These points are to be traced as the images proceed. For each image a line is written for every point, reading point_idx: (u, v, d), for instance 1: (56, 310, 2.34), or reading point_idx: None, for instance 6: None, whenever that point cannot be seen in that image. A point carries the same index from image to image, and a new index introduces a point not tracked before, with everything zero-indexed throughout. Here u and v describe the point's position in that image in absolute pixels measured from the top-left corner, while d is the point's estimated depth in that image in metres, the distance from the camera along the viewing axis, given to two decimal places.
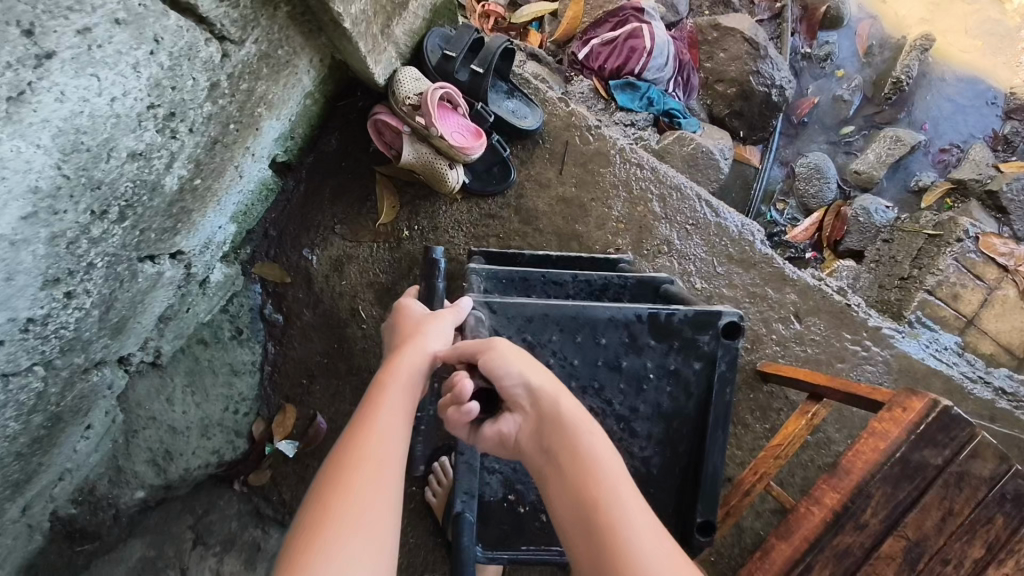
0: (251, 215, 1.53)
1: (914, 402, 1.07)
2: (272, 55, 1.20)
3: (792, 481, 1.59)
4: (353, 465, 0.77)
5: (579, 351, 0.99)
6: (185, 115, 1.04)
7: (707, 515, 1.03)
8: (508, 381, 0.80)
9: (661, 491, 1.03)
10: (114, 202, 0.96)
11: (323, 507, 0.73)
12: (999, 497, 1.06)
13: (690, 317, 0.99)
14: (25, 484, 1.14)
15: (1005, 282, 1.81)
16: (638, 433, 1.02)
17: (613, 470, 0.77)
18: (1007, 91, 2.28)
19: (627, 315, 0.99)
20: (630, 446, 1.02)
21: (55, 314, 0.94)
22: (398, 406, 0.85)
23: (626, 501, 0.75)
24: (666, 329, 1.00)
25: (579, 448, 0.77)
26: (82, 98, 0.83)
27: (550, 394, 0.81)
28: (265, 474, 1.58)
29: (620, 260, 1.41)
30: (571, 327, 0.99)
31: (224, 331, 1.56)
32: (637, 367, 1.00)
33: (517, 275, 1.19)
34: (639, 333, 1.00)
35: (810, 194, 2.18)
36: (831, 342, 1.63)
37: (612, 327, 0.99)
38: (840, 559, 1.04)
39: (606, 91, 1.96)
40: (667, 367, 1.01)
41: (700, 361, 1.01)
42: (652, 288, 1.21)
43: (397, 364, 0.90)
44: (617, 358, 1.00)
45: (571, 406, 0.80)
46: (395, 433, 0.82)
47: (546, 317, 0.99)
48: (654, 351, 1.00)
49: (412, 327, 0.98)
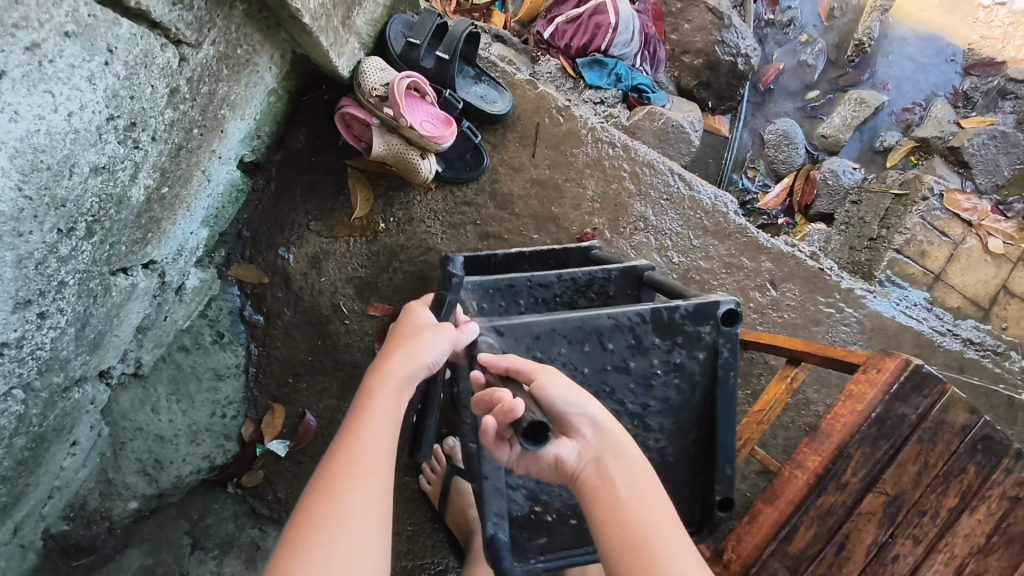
0: (222, 218, 1.50)
1: (888, 361, 1.12)
2: (231, 55, 1.17)
3: (775, 442, 1.65)
4: (336, 473, 0.77)
5: (588, 361, 1.01)
6: (146, 124, 1.01)
7: (726, 493, 1.10)
8: (572, 405, 0.77)
9: (675, 460, 1.09)
10: (80, 218, 0.94)
11: (305, 515, 0.74)
12: (970, 447, 1.12)
13: (692, 309, 1.02)
14: (14, 506, 1.13)
15: (971, 236, 1.89)
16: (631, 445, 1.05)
17: (669, 517, 0.75)
18: (965, 47, 2.29)
19: (632, 317, 1.01)
20: (649, 428, 1.06)
21: (29, 336, 0.93)
22: (385, 417, 0.84)
23: (676, 536, 0.74)
24: (669, 327, 1.03)
25: (634, 479, 0.76)
26: (37, 116, 0.80)
27: (610, 431, 0.78)
28: (257, 475, 1.60)
29: (592, 248, 1.42)
30: (578, 337, 1.00)
31: (205, 336, 1.53)
32: (644, 368, 1.03)
33: (502, 283, 1.17)
34: (644, 332, 1.02)
35: (780, 159, 2.20)
36: (806, 306, 1.67)
37: (618, 332, 1.01)
38: (824, 518, 1.08)
39: (573, 69, 1.95)
40: (672, 362, 1.04)
41: (703, 351, 1.04)
42: (634, 276, 1.22)
43: (390, 377, 0.87)
44: (625, 361, 1.02)
45: (630, 447, 0.78)
46: (378, 442, 0.81)
47: (553, 333, 0.99)
48: (657, 350, 1.03)
49: (411, 334, 0.94)
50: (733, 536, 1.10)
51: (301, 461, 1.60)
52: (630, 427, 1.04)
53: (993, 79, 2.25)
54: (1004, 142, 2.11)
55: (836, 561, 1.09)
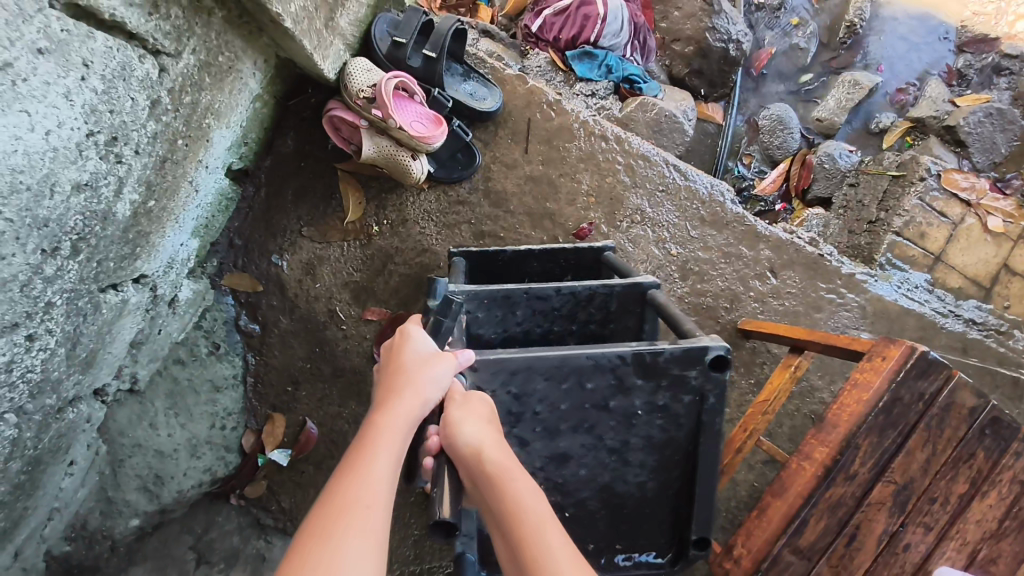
0: (213, 227, 1.48)
1: (893, 349, 1.10)
2: (213, 63, 1.15)
3: (781, 431, 1.63)
4: (338, 507, 0.77)
5: (565, 398, 1.00)
6: (128, 137, 0.99)
7: (702, 532, 1.08)
8: (450, 437, 0.86)
9: (667, 478, 1.06)
10: (65, 237, 0.92)
11: (304, 548, 0.74)
12: (978, 432, 1.10)
13: (678, 354, 0.99)
14: (13, 530, 1.11)
15: (970, 215, 1.88)
16: (632, 462, 1.04)
17: (533, 515, 0.81)
18: (959, 24, 2.27)
19: (612, 359, 0.98)
20: (628, 463, 1.04)
21: (18, 360, 0.91)
22: (391, 452, 0.84)
23: (547, 543, 0.79)
24: (652, 369, 0.99)
25: (503, 497, 0.82)
26: (14, 136, 0.78)
27: (473, 450, 0.84)
28: (261, 485, 1.57)
29: (603, 250, 1.41)
30: (556, 375, 0.98)
31: (201, 347, 1.51)
32: (626, 407, 1.01)
33: (499, 293, 1.16)
34: (626, 374, 0.99)
35: (775, 145, 2.17)
36: (807, 293, 1.66)
37: (598, 371, 0.98)
38: (834, 510, 1.07)
39: (563, 62, 1.92)
40: (656, 403, 1.01)
41: (689, 395, 1.01)
42: (639, 293, 1.20)
43: (393, 413, 0.88)
44: (605, 400, 1.00)
45: (493, 460, 0.84)
46: (382, 477, 0.81)
47: (529, 370, 0.98)
48: (639, 391, 1.00)
49: (412, 368, 0.93)
50: (742, 529, 1.09)
51: (303, 471, 1.58)
52: (609, 460, 1.03)
53: (987, 56, 2.22)
54: (1001, 118, 2.10)
55: (846, 553, 1.08)
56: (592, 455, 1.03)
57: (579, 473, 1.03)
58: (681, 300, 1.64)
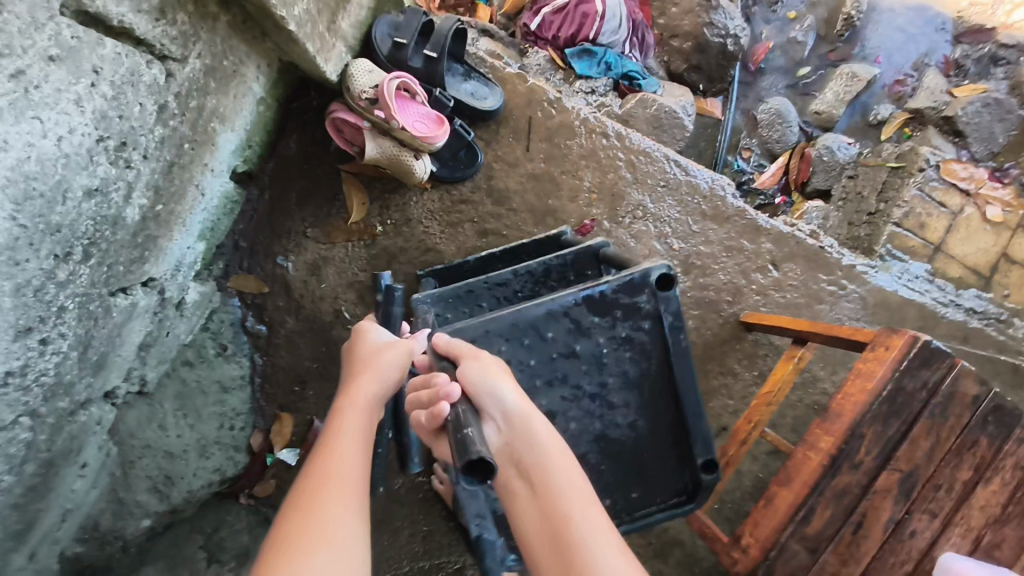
0: (218, 231, 1.49)
1: (896, 339, 1.11)
2: (218, 68, 1.16)
3: (784, 423, 1.65)
4: (316, 484, 0.80)
5: (532, 353, 1.05)
6: (137, 143, 1.00)
7: (705, 455, 1.14)
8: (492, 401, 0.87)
9: (659, 441, 1.13)
10: (76, 242, 0.93)
11: (287, 527, 0.75)
12: (982, 420, 1.11)
13: (622, 283, 1.06)
14: (29, 532, 1.13)
15: (969, 205, 1.90)
16: (617, 404, 1.10)
17: (574, 489, 0.85)
18: (954, 16, 2.26)
19: (565, 304, 1.05)
20: (614, 404, 1.10)
21: (32, 363, 0.93)
22: (358, 431, 0.89)
23: (583, 514, 0.82)
24: (603, 303, 1.06)
25: (545, 468, 0.85)
26: (27, 143, 0.79)
27: (521, 415, 0.88)
28: (270, 484, 1.58)
29: (563, 233, 1.42)
30: (514, 334, 1.05)
31: (209, 349, 1.52)
32: (591, 348, 1.07)
33: (461, 290, 1.23)
34: (581, 315, 1.06)
35: (774, 138, 2.17)
36: (809, 286, 1.67)
37: (553, 320, 1.05)
38: (839, 498, 1.09)
39: (562, 60, 1.93)
40: (617, 337, 1.08)
41: (646, 320, 1.08)
42: (591, 254, 1.25)
43: (357, 398, 0.94)
44: (569, 346, 1.07)
45: (540, 429, 0.88)
46: (355, 455, 0.85)
47: (486, 333, 1.04)
48: (598, 328, 1.07)
49: (370, 356, 1.00)
50: (749, 519, 1.13)
51: None
52: (594, 407, 1.09)
53: (984, 46, 2.23)
54: (998, 108, 2.11)
55: (852, 540, 1.09)
56: (576, 405, 1.08)
57: (568, 426, 1.08)
58: (683, 295, 1.66)
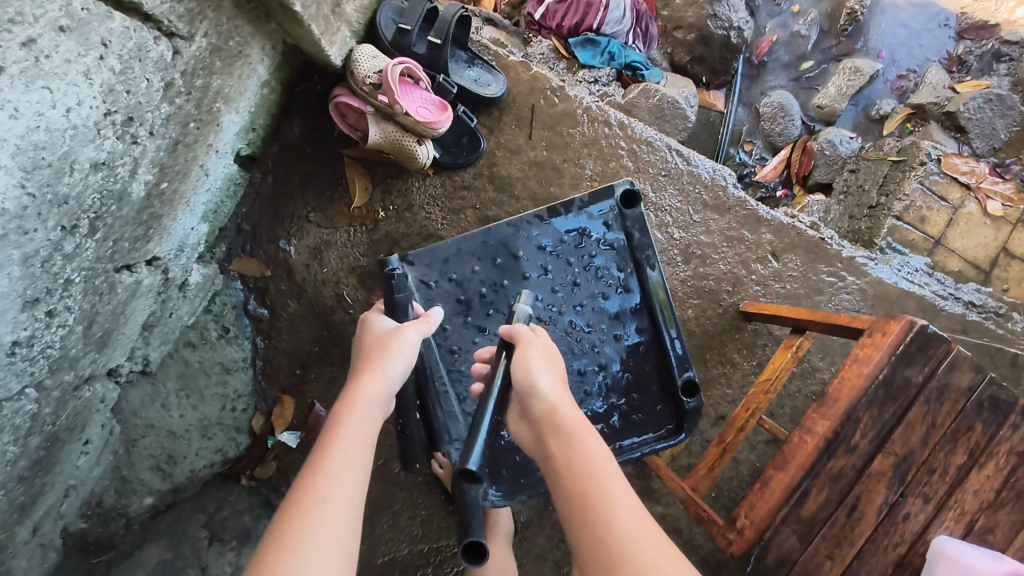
0: (221, 213, 1.50)
1: (893, 325, 1.12)
2: (224, 47, 1.17)
3: (782, 412, 1.66)
4: (304, 492, 0.78)
5: (504, 272, 1.24)
6: (143, 119, 1.01)
7: (686, 375, 1.25)
8: (527, 391, 0.93)
9: (645, 376, 1.27)
10: (83, 216, 0.95)
11: (275, 535, 0.74)
12: (976, 406, 1.12)
13: (587, 199, 1.23)
14: (32, 506, 1.14)
15: (970, 200, 1.90)
16: (590, 327, 1.26)
17: (601, 471, 0.84)
18: (959, 11, 2.28)
19: (532, 220, 1.24)
20: (586, 329, 1.26)
21: (39, 335, 0.94)
22: (356, 436, 0.87)
23: (611, 494, 0.82)
24: (568, 220, 1.24)
25: (571, 448, 0.86)
26: (36, 112, 0.80)
27: (550, 403, 0.91)
28: (271, 466, 1.59)
29: None
30: (486, 250, 1.24)
31: (211, 331, 1.53)
32: (559, 264, 1.25)
33: None
34: (547, 231, 1.25)
35: (776, 132, 2.18)
36: (808, 277, 1.68)
37: (521, 238, 1.24)
38: (835, 481, 1.10)
39: (566, 49, 1.95)
40: (585, 255, 1.25)
41: (615, 237, 1.25)
42: None
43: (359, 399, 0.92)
44: (538, 264, 1.25)
45: (569, 415, 0.90)
46: (349, 462, 0.83)
47: (460, 251, 1.24)
48: (566, 248, 1.25)
49: (374, 356, 0.99)
50: (746, 501, 1.12)
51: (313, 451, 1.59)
52: (570, 333, 1.25)
53: (987, 42, 2.23)
54: (1000, 104, 2.11)
55: (848, 522, 1.10)
56: (552, 330, 1.25)
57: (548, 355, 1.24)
58: (683, 284, 1.67)
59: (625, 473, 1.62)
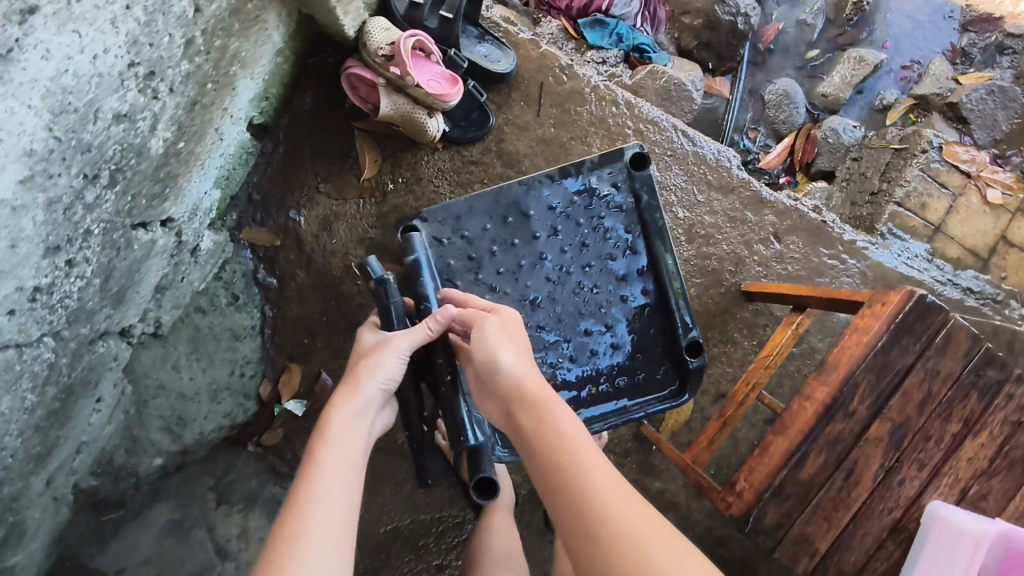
0: (233, 180, 1.52)
1: (892, 295, 1.14)
2: (242, 10, 1.19)
3: (782, 391, 1.68)
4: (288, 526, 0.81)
5: (515, 230, 1.26)
6: (164, 74, 1.04)
7: (692, 338, 1.26)
8: (491, 368, 0.93)
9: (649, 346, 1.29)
10: (104, 166, 0.97)
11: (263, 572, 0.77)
12: (973, 376, 1.14)
13: (596, 161, 1.27)
14: (47, 457, 1.16)
15: (970, 187, 1.93)
16: (597, 287, 1.28)
17: (572, 440, 0.86)
18: (962, 6, 2.29)
19: (543, 180, 1.27)
20: (594, 291, 1.28)
21: (59, 282, 0.97)
22: (338, 463, 0.89)
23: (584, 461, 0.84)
24: (578, 180, 1.27)
25: (541, 420, 0.88)
26: (66, 56, 0.82)
27: (516, 378, 0.92)
28: (277, 433, 1.61)
29: None
30: (497, 209, 1.26)
31: (221, 298, 1.56)
32: (568, 225, 1.28)
33: None
34: (557, 190, 1.27)
35: (780, 119, 2.20)
36: (809, 258, 1.70)
37: (532, 198, 1.27)
38: (833, 445, 1.12)
39: (574, 30, 1.98)
40: (594, 216, 1.28)
41: (623, 199, 1.28)
42: None
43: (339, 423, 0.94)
44: (547, 223, 1.27)
45: (535, 387, 0.91)
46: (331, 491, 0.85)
47: (472, 209, 1.26)
48: (576, 209, 1.27)
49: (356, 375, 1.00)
50: (746, 465, 1.14)
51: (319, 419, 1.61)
52: (579, 297, 1.27)
53: (991, 34, 2.25)
54: (1002, 96, 2.14)
55: (845, 486, 1.13)
56: (559, 291, 1.27)
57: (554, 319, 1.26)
58: (686, 263, 1.69)
59: (626, 448, 1.64)
